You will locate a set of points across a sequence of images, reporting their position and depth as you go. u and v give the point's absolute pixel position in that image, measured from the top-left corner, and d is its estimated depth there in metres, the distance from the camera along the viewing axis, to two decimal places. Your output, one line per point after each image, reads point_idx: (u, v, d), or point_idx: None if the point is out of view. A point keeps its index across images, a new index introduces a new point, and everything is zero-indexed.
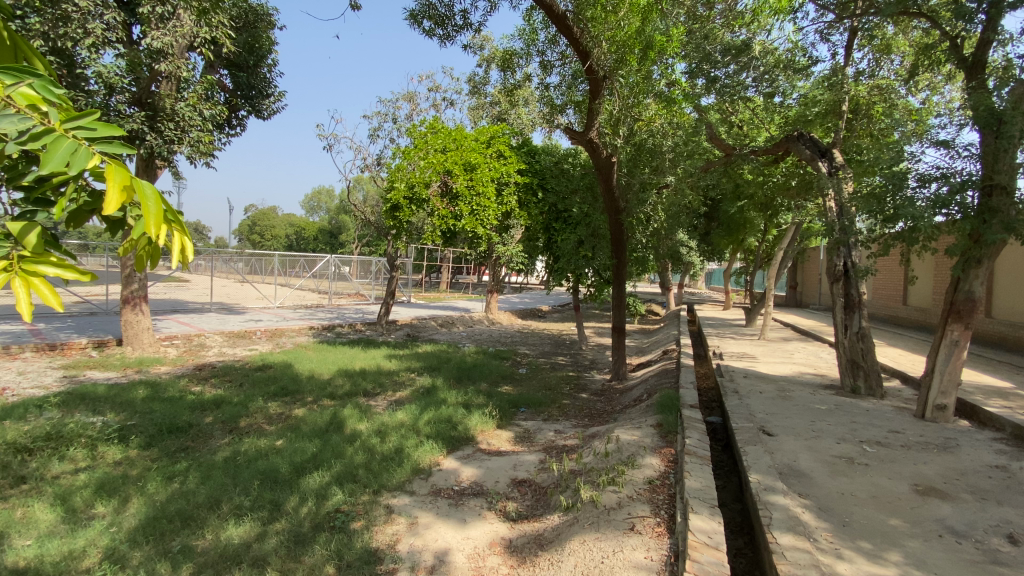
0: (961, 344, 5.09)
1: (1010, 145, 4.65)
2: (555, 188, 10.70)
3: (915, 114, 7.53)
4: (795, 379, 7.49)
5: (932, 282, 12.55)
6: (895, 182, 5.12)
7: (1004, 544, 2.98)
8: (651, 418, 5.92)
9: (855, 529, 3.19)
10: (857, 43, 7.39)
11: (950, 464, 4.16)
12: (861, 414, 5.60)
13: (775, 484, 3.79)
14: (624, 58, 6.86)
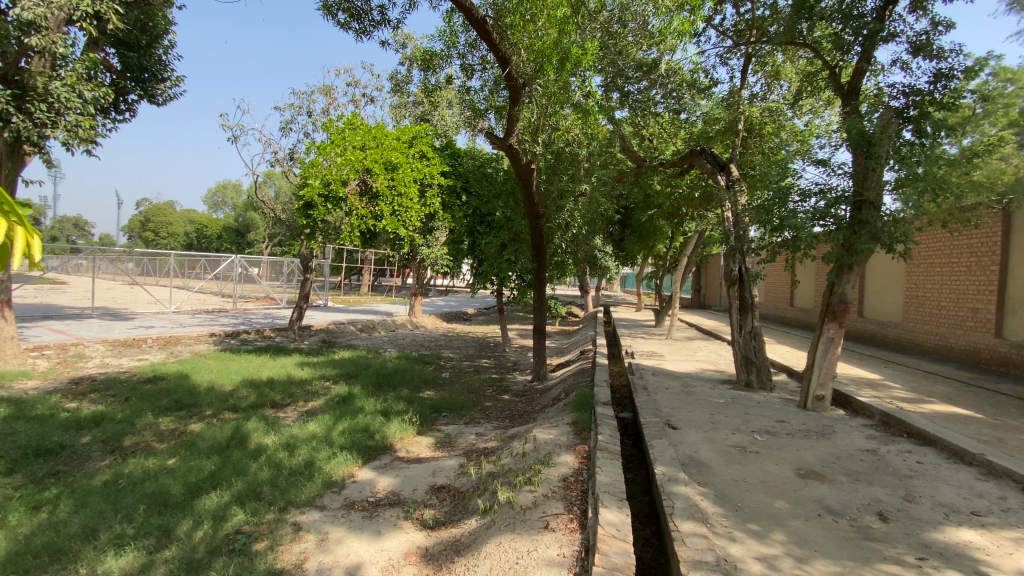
0: (835, 341, 5.74)
1: (877, 165, 5.32)
2: (478, 192, 10.65)
3: (800, 135, 8.45)
4: (697, 375, 8.09)
5: (812, 286, 14.13)
6: (780, 196, 5.71)
7: (874, 521, 3.34)
8: (568, 416, 6.11)
9: (746, 513, 3.48)
10: (751, 68, 8.13)
11: (826, 449, 4.66)
12: (754, 406, 6.15)
13: (678, 475, 4.05)
14: (542, 68, 7.03)
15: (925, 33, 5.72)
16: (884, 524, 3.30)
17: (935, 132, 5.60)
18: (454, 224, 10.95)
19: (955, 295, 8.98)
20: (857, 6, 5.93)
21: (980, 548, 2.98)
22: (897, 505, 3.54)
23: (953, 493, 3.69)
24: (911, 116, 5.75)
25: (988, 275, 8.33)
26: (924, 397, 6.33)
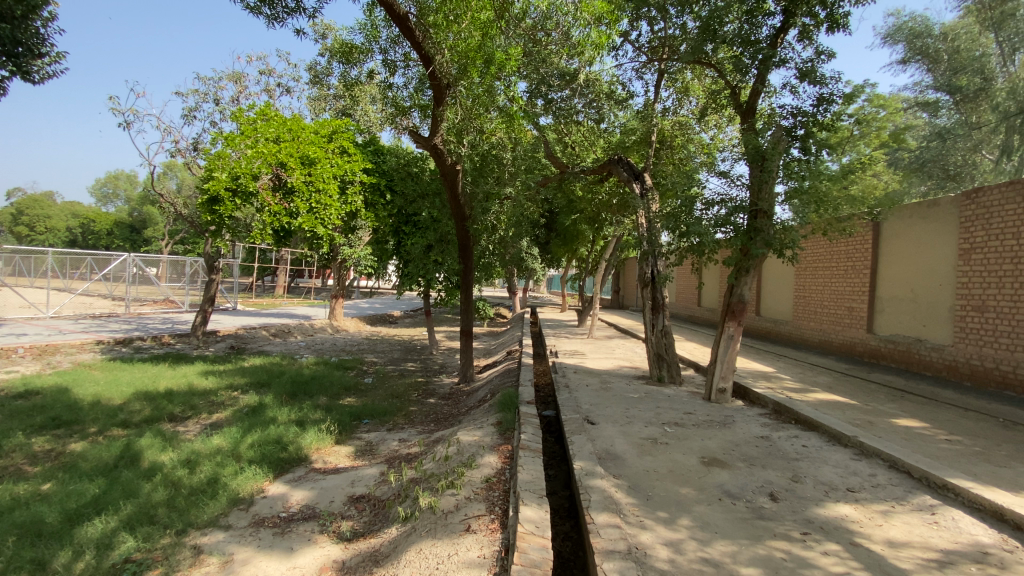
0: (735, 337, 6.25)
1: (769, 178, 5.86)
2: (402, 191, 10.37)
3: (706, 148, 9.20)
4: (616, 372, 8.47)
5: (715, 287, 15.42)
6: (686, 205, 6.15)
7: (766, 501, 3.67)
8: (492, 417, 6.16)
9: (656, 501, 3.69)
10: (664, 84, 8.67)
11: (727, 437, 5.06)
12: (665, 400, 6.54)
13: (595, 468, 4.22)
14: (465, 69, 7.11)
15: (811, 60, 6.40)
16: (775, 503, 3.64)
17: (819, 150, 6.25)
18: (377, 224, 10.63)
19: (836, 296, 10.10)
20: (752, 33, 6.51)
21: (852, 520, 3.37)
22: (785, 486, 3.92)
23: (831, 472, 4.15)
24: (798, 135, 6.37)
25: (861, 278, 9.44)
26: (809, 387, 7.08)
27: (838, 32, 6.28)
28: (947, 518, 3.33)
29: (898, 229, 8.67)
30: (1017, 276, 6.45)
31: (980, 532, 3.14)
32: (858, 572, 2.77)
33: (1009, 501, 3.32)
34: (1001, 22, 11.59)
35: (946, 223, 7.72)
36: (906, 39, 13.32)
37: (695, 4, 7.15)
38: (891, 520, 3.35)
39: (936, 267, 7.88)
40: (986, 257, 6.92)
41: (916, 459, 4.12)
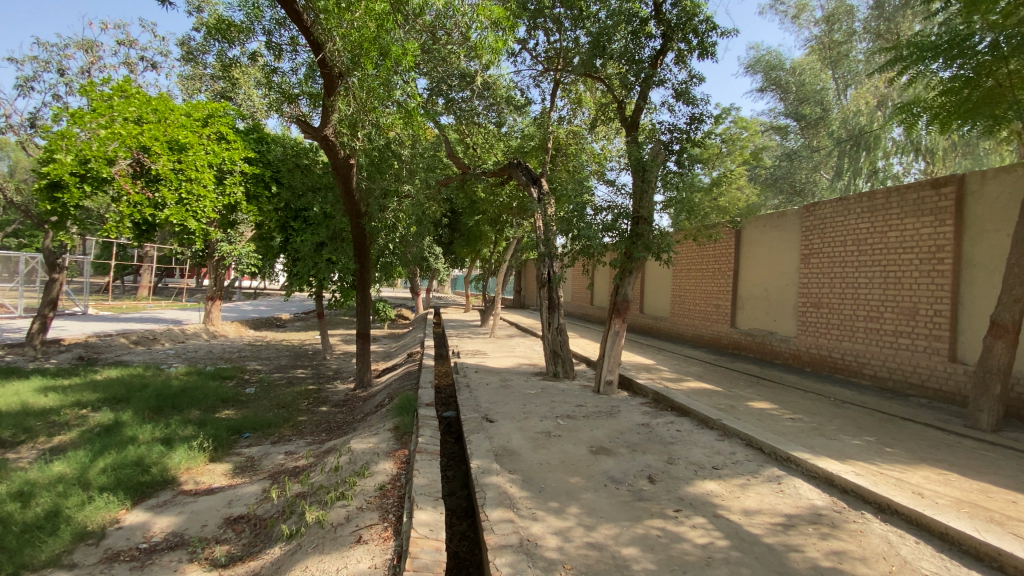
0: (620, 333, 6.73)
1: (648, 189, 6.38)
2: (290, 184, 9.81)
3: (596, 157, 9.80)
4: (514, 370, 8.68)
5: (603, 286, 16.60)
6: (577, 210, 6.48)
7: (645, 483, 4.00)
8: (389, 421, 6.00)
9: (548, 493, 3.85)
10: (559, 94, 9.09)
11: (613, 427, 5.43)
12: (559, 394, 6.85)
13: (491, 466, 4.31)
14: (360, 60, 6.93)
15: (685, 82, 7.08)
16: (652, 485, 3.97)
17: (690, 165, 6.92)
18: (263, 220, 10.01)
19: (706, 294, 11.29)
20: (636, 52, 7.06)
21: (716, 494, 3.78)
22: (662, 468, 4.30)
23: (700, 452, 4.63)
24: (675, 150, 6.99)
25: (725, 279, 10.64)
26: (684, 376, 7.85)
27: (707, 59, 7.02)
28: (790, 485, 3.87)
29: (754, 236, 9.91)
30: (843, 277, 7.69)
31: (813, 495, 3.68)
32: (719, 541, 3.12)
33: (835, 467, 3.92)
34: (837, 61, 13.58)
35: (790, 232, 8.97)
36: (764, 70, 15.24)
37: (588, 20, 7.53)
38: (747, 491, 3.83)
39: (784, 269, 9.14)
40: (821, 261, 8.16)
41: (767, 437, 4.74)
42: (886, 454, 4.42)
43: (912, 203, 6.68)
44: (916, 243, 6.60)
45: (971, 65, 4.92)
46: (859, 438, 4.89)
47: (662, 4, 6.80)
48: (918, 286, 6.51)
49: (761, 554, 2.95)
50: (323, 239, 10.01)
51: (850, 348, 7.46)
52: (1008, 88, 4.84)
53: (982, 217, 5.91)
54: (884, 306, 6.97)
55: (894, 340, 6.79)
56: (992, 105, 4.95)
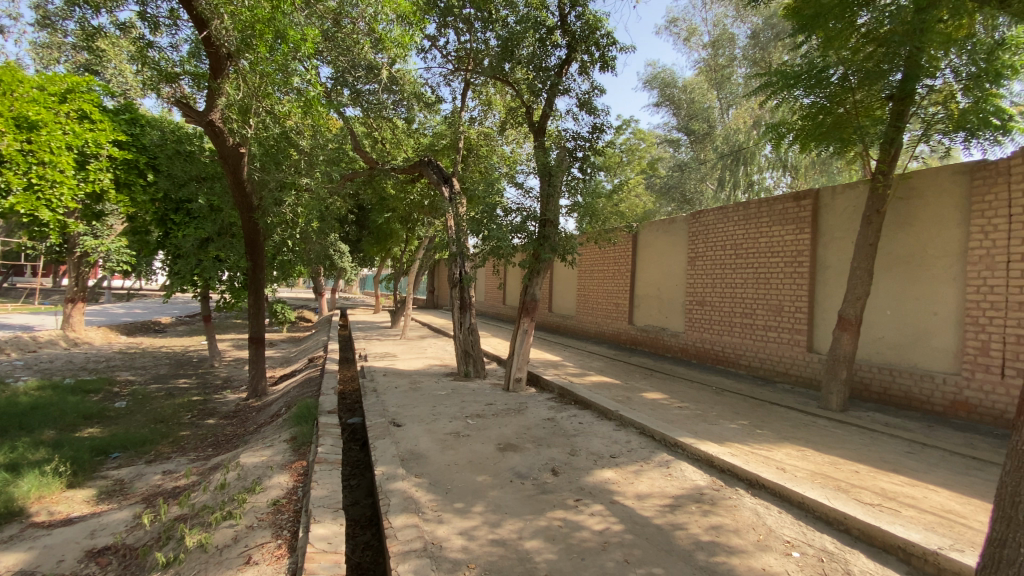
0: (529, 332, 6.89)
1: (554, 193, 6.61)
2: (168, 171, 8.71)
3: (506, 160, 9.94)
4: (424, 372, 8.54)
5: (514, 286, 16.89)
6: (488, 210, 6.55)
7: (549, 476, 4.14)
8: (287, 431, 5.63)
9: (454, 494, 3.84)
10: (470, 95, 9.10)
11: (520, 423, 5.55)
12: (468, 394, 6.85)
13: (396, 472, 4.21)
14: (249, 43, 6.46)
15: (588, 93, 7.42)
16: (555, 477, 4.12)
17: (592, 172, 7.28)
18: (137, 211, 9.03)
19: (606, 294, 11.96)
20: (544, 60, 7.30)
21: (613, 482, 4.01)
22: (565, 460, 4.47)
23: (600, 443, 4.89)
24: (579, 157, 7.31)
25: (624, 280, 11.32)
26: (587, 372, 8.23)
27: (607, 72, 7.43)
28: (677, 469, 4.21)
29: (649, 240, 10.68)
30: (723, 278, 8.54)
31: (697, 476, 4.04)
32: (615, 526, 3.32)
33: (715, 450, 4.34)
34: (721, 83, 15.01)
35: (679, 237, 9.79)
36: (660, 86, 16.40)
37: (497, 23, 7.62)
38: (640, 476, 4.10)
39: (674, 271, 9.93)
40: (705, 264, 8.98)
41: (658, 425, 5.12)
42: (757, 435, 4.97)
43: (778, 213, 7.58)
44: (781, 248, 7.50)
45: (823, 93, 5.68)
46: (736, 422, 5.46)
47: (567, 15, 7.08)
48: (784, 286, 7.41)
49: (651, 535, 3.18)
50: (209, 235, 9.11)
51: (729, 341, 8.30)
52: (853, 115, 5.63)
53: (832, 227, 6.87)
54: (756, 303, 7.84)
55: (763, 334, 7.66)
56: (841, 130, 5.73)
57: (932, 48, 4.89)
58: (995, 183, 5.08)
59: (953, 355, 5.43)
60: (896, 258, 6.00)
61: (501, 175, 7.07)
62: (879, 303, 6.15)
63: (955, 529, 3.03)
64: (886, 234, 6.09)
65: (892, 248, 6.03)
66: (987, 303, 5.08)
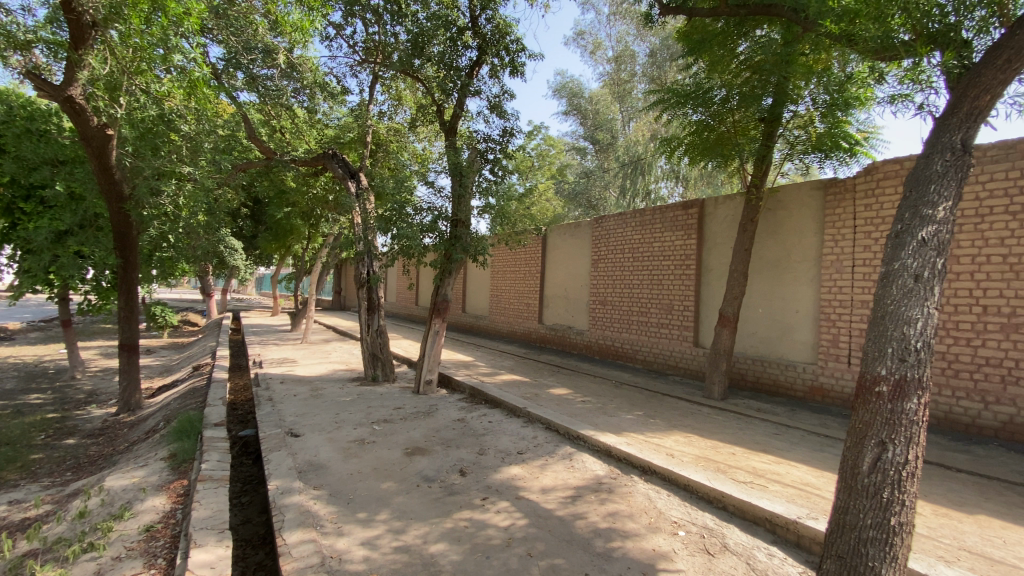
0: (440, 333, 6.83)
1: (466, 194, 6.58)
2: (15, 152, 7.60)
3: (416, 157, 9.74)
4: (327, 377, 8.09)
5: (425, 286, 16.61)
6: (397, 209, 6.36)
7: (456, 478, 4.12)
8: (165, 449, 5.05)
9: (356, 504, 3.68)
10: (379, 88, 8.79)
11: (429, 425, 5.46)
12: (376, 399, 6.60)
13: (293, 485, 3.95)
14: (118, 12, 5.79)
15: (499, 96, 7.50)
16: (463, 478, 4.11)
17: (504, 174, 7.37)
18: None
19: (517, 294, 12.20)
20: (454, 59, 7.26)
21: (519, 478, 4.09)
22: (473, 460, 4.48)
23: (508, 441, 4.96)
24: (490, 159, 7.35)
25: (534, 280, 11.63)
26: (498, 371, 8.32)
27: (516, 77, 7.57)
28: (578, 461, 4.40)
29: (557, 242, 11.07)
30: (623, 279, 9.07)
31: (596, 467, 4.25)
32: (519, 521, 3.39)
33: (613, 440, 4.60)
34: (623, 96, 15.93)
35: (584, 240, 10.25)
36: (568, 95, 17.09)
37: (407, 18, 7.44)
38: (545, 471, 4.23)
39: (579, 272, 10.37)
40: (607, 266, 9.49)
41: (563, 419, 5.31)
42: (651, 425, 5.34)
43: (670, 220, 8.22)
44: (672, 252, 8.14)
45: (708, 111, 6.23)
46: (632, 413, 5.83)
47: (478, 17, 7.11)
48: (674, 287, 8.04)
49: (553, 527, 3.29)
50: (67, 227, 7.91)
51: (627, 338, 8.83)
52: (732, 134, 6.22)
53: (715, 233, 7.58)
54: (651, 303, 8.43)
55: (657, 331, 8.26)
56: (722, 147, 6.31)
57: (796, 78, 5.57)
58: (843, 199, 5.90)
59: (810, 347, 6.23)
60: (766, 262, 6.77)
61: (411, 172, 6.91)
62: (753, 302, 6.91)
63: (810, 500, 3.48)
64: (759, 241, 6.85)
65: (763, 253, 6.80)
66: (836, 301, 5.89)
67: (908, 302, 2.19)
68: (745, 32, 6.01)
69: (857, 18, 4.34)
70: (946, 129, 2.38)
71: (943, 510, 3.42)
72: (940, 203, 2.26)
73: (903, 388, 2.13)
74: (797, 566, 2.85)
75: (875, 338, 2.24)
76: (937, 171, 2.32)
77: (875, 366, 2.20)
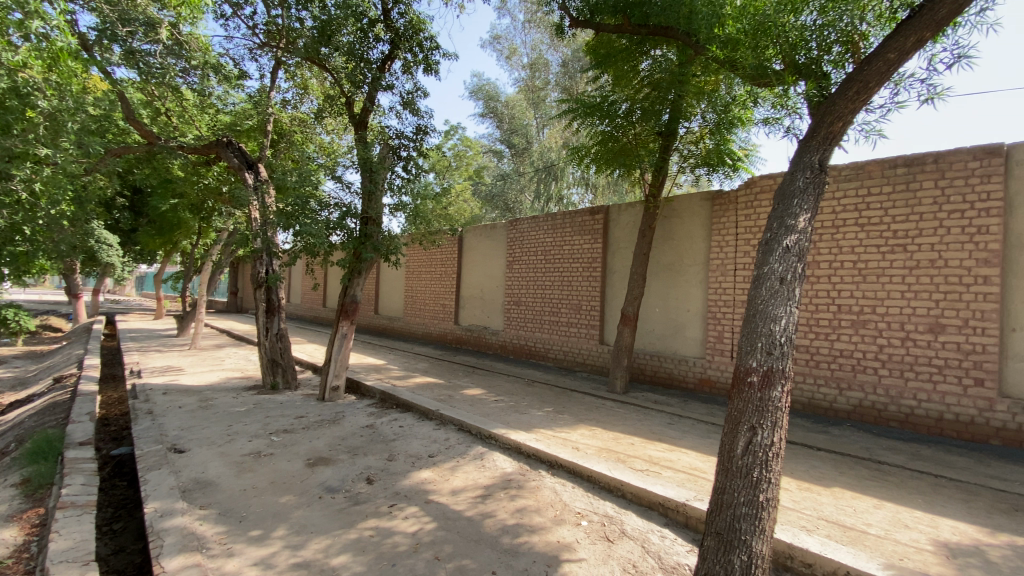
0: (348, 335, 6.57)
1: (376, 190, 6.36)
2: None
3: (324, 151, 9.25)
4: (220, 386, 7.42)
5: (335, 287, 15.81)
6: (300, 204, 5.99)
7: (363, 486, 3.97)
8: (13, 476, 4.35)
9: (250, 521, 3.42)
10: (282, 74, 8.23)
11: (335, 434, 5.21)
12: (275, 408, 6.16)
13: (175, 506, 3.58)
14: None
15: (412, 93, 7.36)
16: (370, 486, 3.97)
17: (416, 172, 7.23)
18: None
19: (432, 295, 12.05)
20: (364, 51, 7.00)
21: (429, 481, 4.04)
22: (381, 467, 4.35)
23: (418, 445, 4.88)
24: (403, 156, 7.18)
25: (449, 281, 11.56)
26: (410, 374, 8.14)
27: (430, 75, 7.47)
28: (489, 460, 4.44)
29: (473, 243, 11.10)
30: (535, 281, 9.31)
31: (506, 464, 4.32)
32: (427, 525, 3.34)
33: (522, 438, 4.69)
34: (537, 103, 16.37)
35: (499, 242, 10.38)
36: (484, 98, 17.20)
37: (314, 4, 7.06)
38: (456, 472, 4.21)
39: (494, 273, 10.48)
40: (520, 267, 9.68)
41: (475, 420, 5.32)
42: (560, 421, 5.52)
43: (578, 224, 8.58)
44: (581, 255, 8.50)
45: (612, 123, 6.58)
46: (542, 410, 5.99)
47: (390, 11, 6.93)
48: (583, 288, 8.41)
49: (462, 528, 3.28)
50: None
51: (539, 337, 9.09)
52: (634, 146, 6.56)
53: (619, 238, 8.01)
54: (561, 303, 8.73)
55: (566, 330, 8.57)
56: (624, 157, 6.65)
57: (689, 98, 6.08)
58: (728, 209, 6.51)
59: (700, 343, 6.80)
60: (663, 265, 7.30)
61: (317, 166, 6.55)
62: (651, 301, 7.41)
63: (698, 483, 3.80)
64: (656, 245, 7.36)
65: (660, 257, 7.32)
66: (722, 301, 6.49)
67: (773, 302, 2.47)
68: (646, 50, 6.39)
69: (738, 46, 4.81)
70: (808, 150, 2.72)
71: (806, 484, 3.91)
72: (800, 215, 2.58)
73: (770, 377, 2.40)
74: (685, 545, 3.10)
75: (748, 333, 2.49)
76: (799, 187, 2.64)
77: (748, 359, 2.46)
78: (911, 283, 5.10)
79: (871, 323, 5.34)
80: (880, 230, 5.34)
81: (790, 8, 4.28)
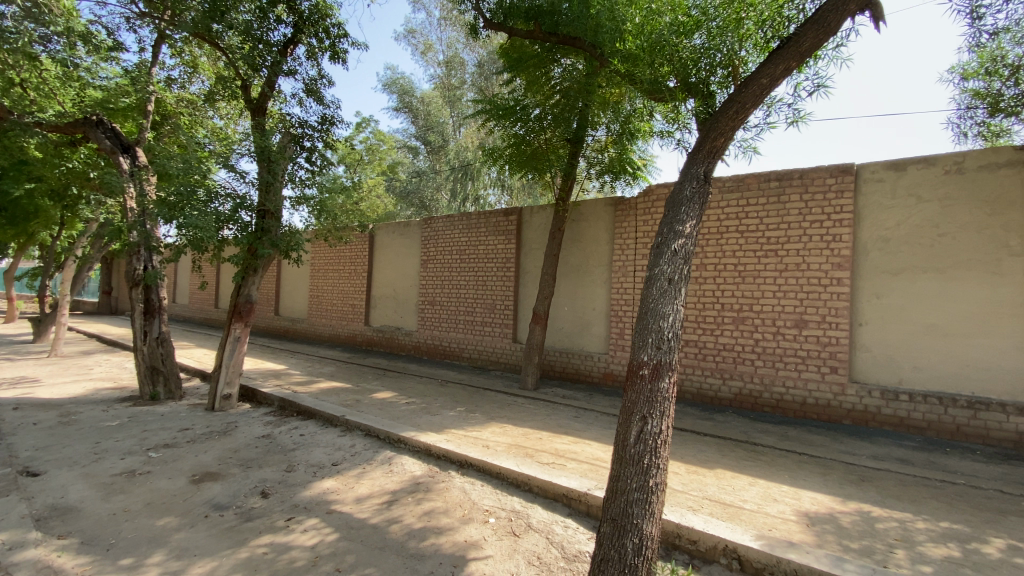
0: (241, 339, 6.08)
1: (274, 181, 5.94)
2: None
3: (216, 136, 8.47)
4: (85, 399, 6.53)
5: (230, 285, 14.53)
6: (186, 193, 5.43)
7: (257, 501, 3.70)
8: None
9: (120, 548, 3.05)
10: (167, 50, 7.42)
11: (226, 446, 4.80)
12: (155, 421, 5.54)
13: (25, 537, 3.10)
14: None
15: (316, 80, 6.98)
16: (265, 500, 3.71)
17: (322, 164, 6.86)
18: None
19: (341, 295, 11.52)
20: (263, 32, 6.52)
21: (331, 491, 3.86)
22: (278, 479, 4.08)
23: (321, 453, 4.64)
24: (307, 147, 6.79)
25: (360, 280, 11.12)
26: (314, 378, 7.71)
27: (338, 63, 7.13)
28: (396, 464, 4.34)
29: (385, 241, 10.77)
30: (448, 280, 9.26)
31: (415, 468, 4.25)
32: (328, 536, 3.19)
33: (432, 439, 4.64)
34: (452, 101, 16.28)
35: (413, 240, 10.18)
36: (398, 92, 16.78)
37: None
38: (361, 479, 4.07)
39: (407, 272, 10.25)
40: (434, 266, 9.57)
41: (383, 424, 5.17)
42: (470, 420, 5.53)
43: (492, 225, 8.65)
44: (495, 255, 8.58)
45: (526, 126, 6.72)
46: (454, 410, 5.97)
47: None
48: (496, 287, 8.50)
49: (366, 537, 3.18)
50: None
51: (452, 336, 9.05)
52: (545, 150, 6.75)
53: (531, 239, 8.20)
54: (474, 303, 8.76)
55: (480, 329, 8.62)
56: (536, 161, 6.84)
57: (595, 108, 6.40)
58: (629, 214, 6.91)
59: (603, 340, 7.16)
60: (571, 266, 7.59)
61: (207, 153, 5.99)
62: (561, 300, 7.67)
63: (599, 473, 4.00)
64: (565, 247, 7.63)
65: (569, 258, 7.60)
66: (624, 300, 6.88)
67: (662, 300, 2.67)
68: (556, 58, 6.59)
69: (637, 62, 5.13)
70: (695, 162, 2.97)
71: (693, 467, 4.27)
72: (687, 222, 2.81)
73: (659, 370, 2.59)
74: (585, 533, 3.25)
75: (640, 330, 2.67)
76: (686, 195, 2.87)
77: (639, 354, 2.62)
78: (782, 284, 5.76)
79: (749, 320, 5.96)
80: (757, 236, 5.96)
81: (682, 31, 4.66)
